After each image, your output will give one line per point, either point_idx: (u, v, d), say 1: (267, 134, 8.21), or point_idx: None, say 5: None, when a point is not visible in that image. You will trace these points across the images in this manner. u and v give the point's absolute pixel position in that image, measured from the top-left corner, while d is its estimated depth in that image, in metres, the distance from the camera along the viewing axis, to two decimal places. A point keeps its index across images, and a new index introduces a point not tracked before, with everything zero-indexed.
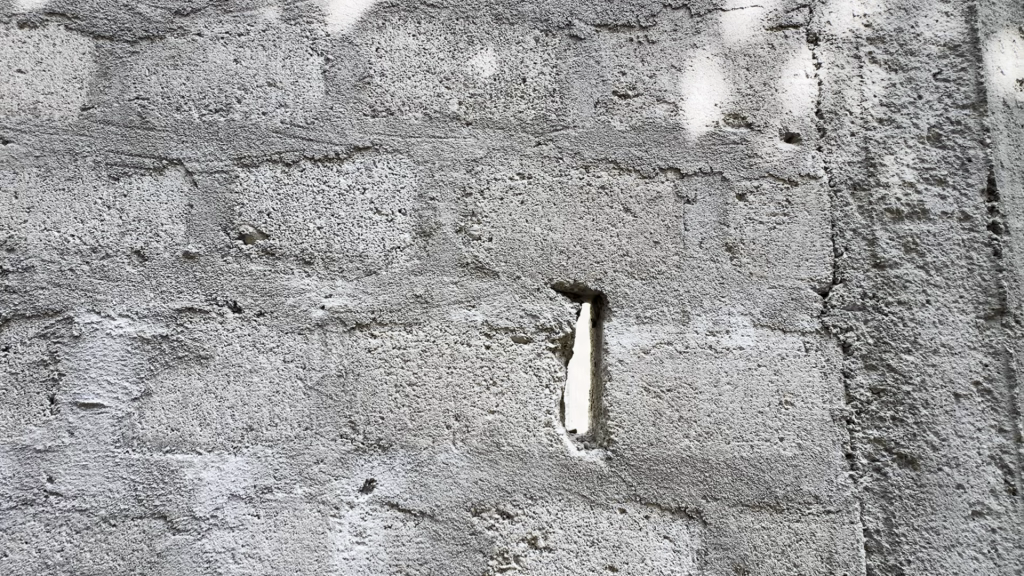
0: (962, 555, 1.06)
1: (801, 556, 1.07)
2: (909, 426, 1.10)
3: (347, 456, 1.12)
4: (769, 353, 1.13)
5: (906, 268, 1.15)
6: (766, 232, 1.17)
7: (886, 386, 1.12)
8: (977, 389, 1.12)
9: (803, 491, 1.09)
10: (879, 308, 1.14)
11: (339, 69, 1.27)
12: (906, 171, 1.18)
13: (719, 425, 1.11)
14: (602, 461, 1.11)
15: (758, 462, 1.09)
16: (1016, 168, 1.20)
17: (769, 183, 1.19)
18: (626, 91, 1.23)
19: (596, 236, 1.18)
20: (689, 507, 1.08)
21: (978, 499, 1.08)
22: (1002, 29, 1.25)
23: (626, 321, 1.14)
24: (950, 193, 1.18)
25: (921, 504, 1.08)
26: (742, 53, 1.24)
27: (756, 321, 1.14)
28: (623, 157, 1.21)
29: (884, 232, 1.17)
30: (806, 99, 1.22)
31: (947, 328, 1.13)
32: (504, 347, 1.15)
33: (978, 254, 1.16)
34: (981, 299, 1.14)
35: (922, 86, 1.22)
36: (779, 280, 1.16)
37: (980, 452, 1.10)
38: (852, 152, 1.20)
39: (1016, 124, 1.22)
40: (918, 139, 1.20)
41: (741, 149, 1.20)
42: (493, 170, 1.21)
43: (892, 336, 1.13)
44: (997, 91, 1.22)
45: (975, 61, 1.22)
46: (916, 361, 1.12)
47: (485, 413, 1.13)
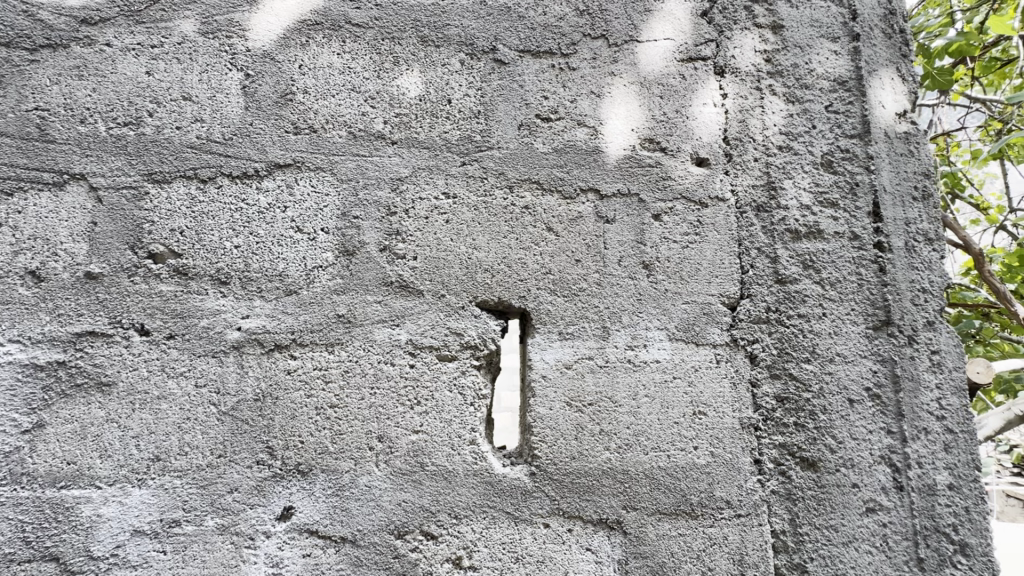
0: (858, 549, 1.15)
1: (714, 560, 1.12)
2: (809, 431, 1.19)
3: (264, 483, 1.08)
4: (684, 365, 1.19)
5: (805, 284, 1.25)
6: (679, 251, 1.24)
7: (789, 394, 1.20)
8: (867, 394, 1.22)
9: (716, 497, 1.14)
10: (781, 321, 1.23)
11: (260, 85, 1.24)
12: (803, 195, 1.29)
13: (638, 436, 1.15)
14: (526, 477, 1.12)
15: (674, 471, 1.14)
16: (897, 192, 1.33)
17: (681, 205, 1.26)
18: (548, 114, 1.28)
19: (519, 255, 1.21)
20: (610, 518, 1.11)
21: (870, 496, 1.18)
22: (883, 68, 1.40)
23: (549, 337, 1.17)
24: (842, 214, 1.29)
25: (821, 503, 1.16)
26: (656, 82, 1.31)
27: (672, 335, 1.19)
28: (546, 177, 1.25)
29: (785, 250, 1.26)
30: (714, 126, 1.31)
31: (842, 338, 1.23)
32: (428, 365, 1.15)
33: (866, 270, 1.27)
34: (870, 311, 1.26)
35: (816, 117, 1.34)
36: (692, 296, 1.22)
37: (872, 453, 1.20)
38: (755, 176, 1.29)
39: (898, 153, 1.36)
40: (813, 165, 1.31)
41: (656, 171, 1.27)
42: (419, 189, 1.22)
43: (793, 347, 1.22)
44: (879, 123, 1.35)
45: (859, 96, 1.35)
46: (815, 370, 1.21)
47: (409, 433, 1.12)
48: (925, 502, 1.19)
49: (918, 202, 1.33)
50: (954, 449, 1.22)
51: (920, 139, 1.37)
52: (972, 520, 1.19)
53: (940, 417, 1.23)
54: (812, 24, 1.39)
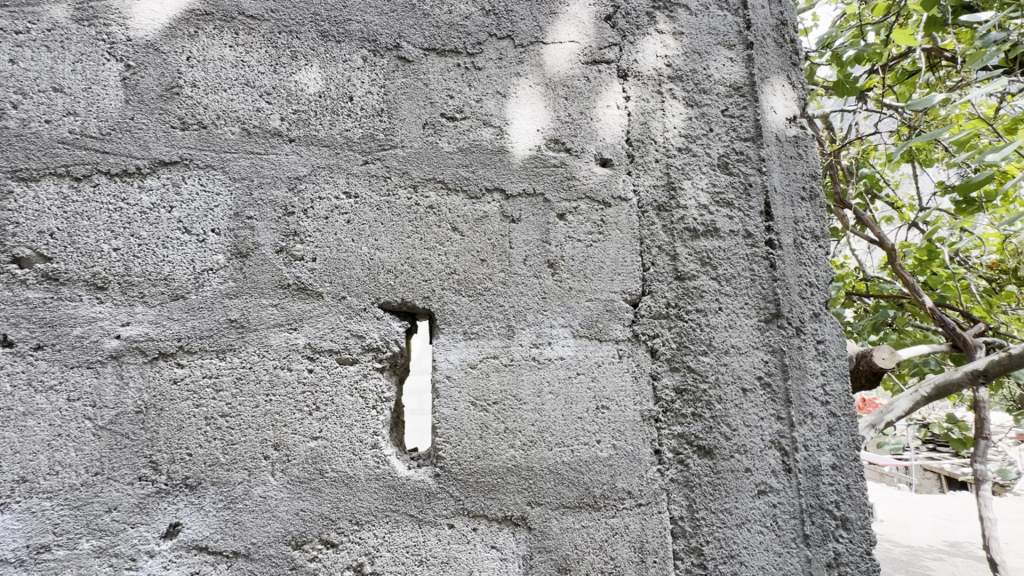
0: (750, 530, 1.22)
1: (616, 549, 1.15)
2: (706, 420, 1.25)
3: (147, 500, 1.02)
4: (588, 361, 1.21)
5: (702, 280, 1.31)
6: (583, 249, 1.26)
7: (688, 385, 1.25)
8: (759, 383, 1.29)
9: (618, 488, 1.18)
10: (680, 316, 1.28)
11: (142, 77, 1.17)
12: (701, 195, 1.35)
13: (542, 432, 1.17)
14: (430, 478, 1.12)
15: (577, 465, 1.17)
16: (787, 192, 1.41)
17: (586, 204, 1.29)
18: (453, 114, 1.28)
19: (423, 255, 1.20)
20: (514, 515, 1.13)
21: (762, 479, 1.25)
22: (775, 75, 1.48)
23: (453, 338, 1.17)
24: (736, 213, 1.36)
25: (717, 488, 1.22)
26: (562, 83, 1.34)
27: (576, 332, 1.22)
28: (451, 177, 1.24)
29: (684, 248, 1.31)
30: (617, 127, 1.35)
31: (736, 331, 1.30)
32: (328, 370, 1.12)
33: (758, 266, 1.35)
34: (762, 305, 1.33)
35: (713, 121, 1.40)
36: (596, 294, 1.25)
37: (763, 438, 1.27)
38: (656, 177, 1.34)
39: (787, 155, 1.44)
40: (710, 167, 1.37)
41: (561, 172, 1.29)
42: (318, 188, 1.19)
43: (691, 341, 1.27)
44: (771, 127, 1.43)
45: (753, 101, 1.43)
46: (711, 362, 1.27)
47: (307, 440, 1.09)
48: (811, 482, 1.27)
49: (806, 202, 1.43)
50: (837, 432, 1.31)
51: (808, 143, 1.47)
52: (852, 497, 1.28)
53: (824, 402, 1.32)
54: (709, 32, 1.46)
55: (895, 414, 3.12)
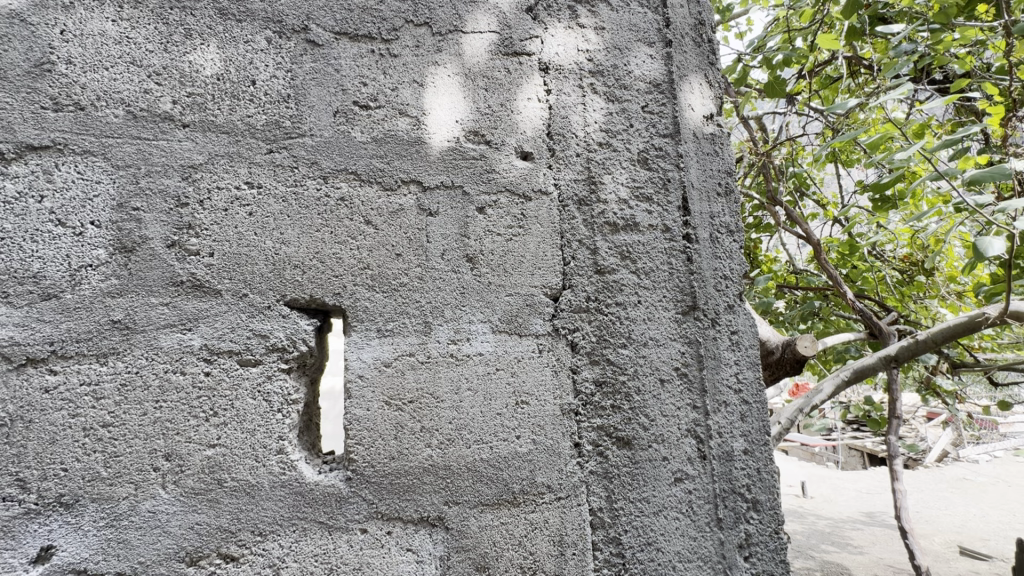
0: (667, 517, 1.25)
1: (535, 544, 1.15)
2: (624, 411, 1.26)
3: (13, 522, 0.93)
4: (507, 356, 1.20)
5: (622, 273, 1.32)
6: (503, 243, 1.25)
7: (607, 377, 1.27)
8: (676, 373, 1.32)
9: (537, 482, 1.18)
10: (599, 310, 1.29)
11: (5, 50, 1.04)
12: (621, 189, 1.37)
13: (460, 430, 1.15)
14: (341, 482, 1.07)
15: (496, 462, 1.16)
16: (704, 188, 1.46)
17: (506, 198, 1.27)
18: (367, 102, 1.22)
19: (334, 250, 1.14)
20: (431, 516, 1.10)
21: (678, 467, 1.28)
22: (693, 74, 1.52)
23: (366, 335, 1.13)
24: (655, 208, 1.39)
25: (635, 478, 1.24)
26: (481, 74, 1.32)
27: (495, 327, 1.21)
28: (364, 168, 1.19)
29: (604, 242, 1.33)
30: (537, 121, 1.34)
31: (654, 323, 1.33)
32: (227, 372, 1.04)
33: (676, 260, 1.38)
34: (679, 297, 1.36)
35: (633, 117, 1.42)
36: (516, 288, 1.24)
37: (680, 427, 1.30)
38: (577, 171, 1.34)
39: (704, 152, 1.49)
40: (630, 162, 1.39)
41: (481, 164, 1.27)
42: (215, 177, 1.11)
43: (611, 334, 1.29)
44: (688, 124, 1.47)
45: (671, 99, 1.46)
46: (630, 354, 1.29)
47: (203, 449, 1.01)
48: (724, 468, 1.32)
49: (721, 198, 1.48)
50: (748, 418, 1.37)
51: (723, 141, 1.52)
52: (763, 479, 1.35)
53: (737, 390, 1.37)
54: (630, 28, 1.48)
55: (820, 397, 3.32)
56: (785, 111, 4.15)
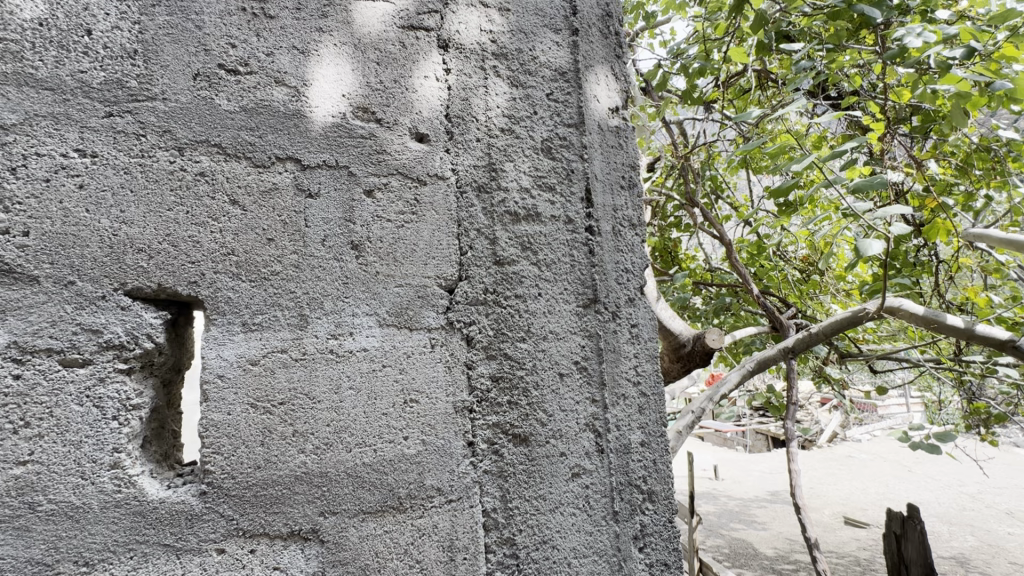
0: (564, 514, 1.23)
1: (423, 551, 1.08)
2: (522, 408, 1.22)
3: None
4: (395, 352, 1.12)
5: (522, 265, 1.28)
6: (393, 230, 1.16)
7: (504, 372, 1.22)
8: (575, 367, 1.30)
9: (426, 485, 1.11)
10: (498, 302, 1.24)
11: None
12: (523, 178, 1.32)
13: (339, 433, 1.05)
14: (193, 498, 0.94)
15: (380, 466, 1.07)
16: (607, 180, 1.45)
17: (397, 181, 1.18)
18: (236, 66, 1.09)
19: (190, 232, 1.00)
20: (303, 529, 1.00)
21: (576, 462, 1.26)
22: (599, 65, 1.51)
23: (229, 329, 1.01)
24: (558, 198, 1.36)
25: (532, 475, 1.21)
26: (373, 46, 1.22)
27: (382, 321, 1.12)
28: (230, 141, 1.06)
29: (504, 232, 1.27)
30: (435, 101, 1.26)
31: (554, 316, 1.30)
32: (44, 375, 0.89)
33: (578, 252, 1.36)
34: (581, 290, 1.34)
35: (537, 104, 1.38)
36: (406, 278, 1.16)
37: (579, 422, 1.28)
38: (477, 157, 1.28)
39: (609, 145, 1.48)
40: (533, 150, 1.35)
41: (369, 144, 1.17)
42: (35, 141, 0.94)
43: (509, 327, 1.24)
44: (593, 115, 1.46)
45: (577, 88, 1.44)
46: (529, 348, 1.25)
47: (10, 466, 0.86)
48: (621, 461, 1.32)
49: (625, 190, 1.47)
50: (646, 411, 1.38)
51: (628, 134, 1.52)
52: (658, 470, 1.36)
53: (636, 383, 1.38)
54: (536, 13, 1.43)
55: (727, 388, 3.50)
56: (701, 118, 4.35)
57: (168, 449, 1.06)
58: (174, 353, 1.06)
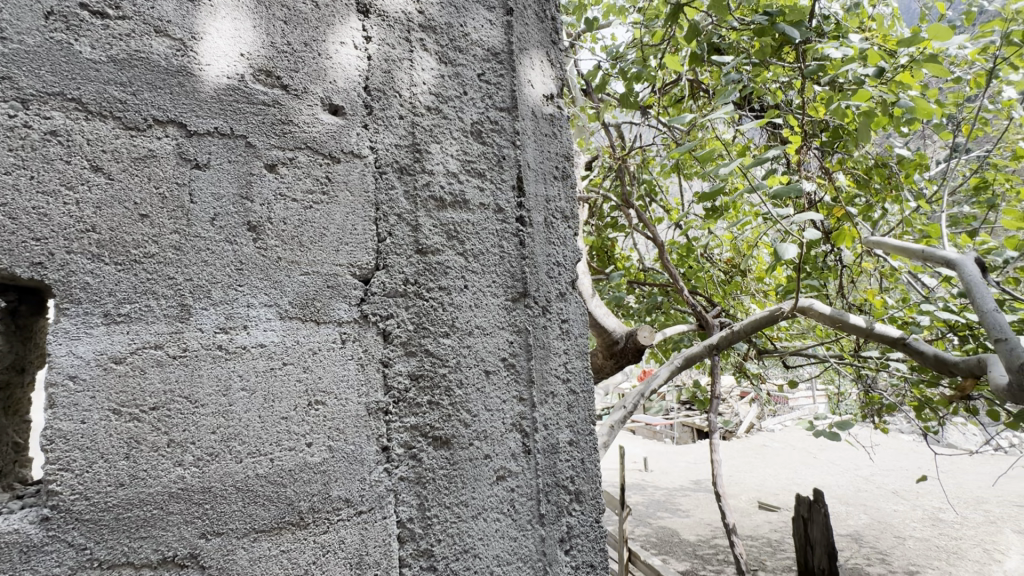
0: (486, 520, 1.15)
1: (326, 571, 0.97)
2: (443, 408, 1.13)
3: None
4: (299, 348, 1.00)
5: (447, 255, 1.19)
6: (299, 212, 1.03)
7: (424, 371, 1.12)
8: (502, 363, 1.23)
9: (331, 497, 0.99)
10: (419, 294, 1.14)
11: None
12: (450, 161, 1.23)
13: (228, 441, 0.91)
14: (32, 527, 0.78)
15: (277, 477, 0.95)
16: (540, 169, 1.39)
17: (306, 156, 1.06)
18: (104, 8, 0.92)
19: (35, 202, 0.83)
20: (178, 555, 0.86)
21: (501, 464, 1.19)
22: (534, 49, 1.44)
23: (87, 319, 0.84)
24: (487, 186, 1.28)
25: (453, 481, 1.12)
26: (279, 3, 1.08)
27: (284, 313, 0.99)
28: (93, 95, 0.89)
29: (428, 218, 1.18)
30: (353, 71, 1.14)
31: (481, 311, 1.22)
32: None
33: (508, 243, 1.29)
34: (509, 284, 1.27)
35: (467, 84, 1.29)
36: (314, 266, 1.03)
37: (504, 422, 1.21)
38: (399, 135, 1.17)
39: (542, 133, 1.42)
40: (462, 132, 1.26)
41: (272, 113, 1.04)
42: None
43: (431, 321, 1.14)
44: (527, 101, 1.39)
45: (510, 70, 1.37)
46: (452, 344, 1.16)
47: None
48: (548, 461, 1.27)
49: (558, 181, 1.42)
50: (575, 409, 1.33)
51: (562, 123, 1.47)
52: (586, 469, 1.33)
53: (565, 380, 1.33)
54: None
55: (657, 383, 3.59)
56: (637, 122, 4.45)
57: (10, 465, 0.89)
58: (13, 350, 0.89)
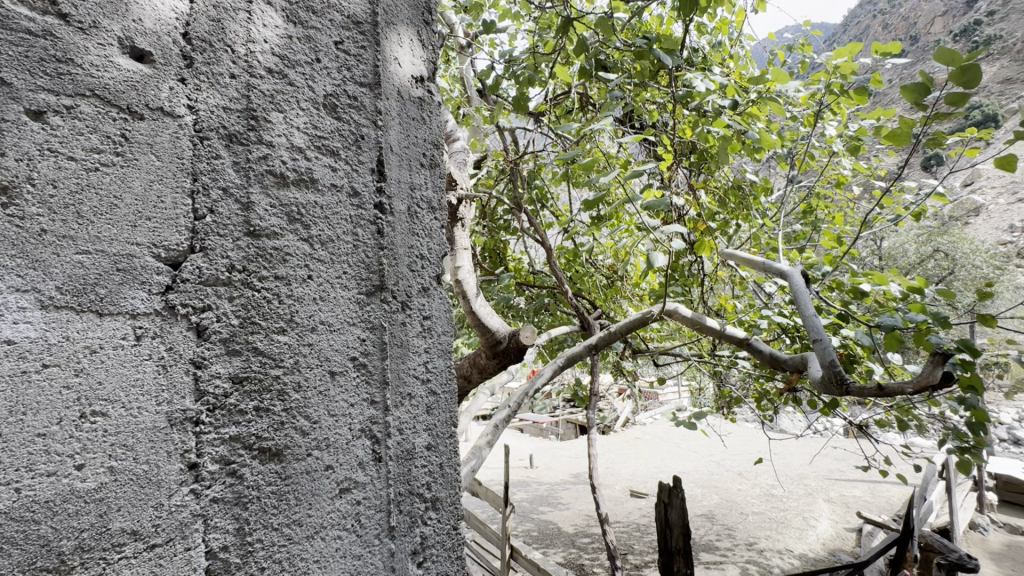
0: (326, 539, 1.03)
1: None
2: (275, 415, 0.98)
3: None
4: (70, 347, 0.80)
5: (287, 239, 1.04)
6: (79, 175, 0.83)
7: (250, 373, 0.96)
8: (351, 363, 1.11)
9: (111, 531, 0.81)
10: (248, 284, 0.98)
11: None
12: (295, 134, 1.08)
13: None
14: None
15: (26, 512, 0.75)
16: (404, 155, 1.29)
17: (92, 106, 0.86)
18: None
19: None
20: None
21: (345, 476, 1.07)
22: (403, 26, 1.35)
23: None
24: (341, 166, 1.15)
25: (284, 498, 0.98)
26: None
27: (48, 302, 0.79)
28: None
29: (264, 196, 1.02)
30: (168, 12, 0.96)
31: (327, 305, 1.08)
32: None
33: (363, 231, 1.16)
34: (363, 275, 1.15)
35: (321, 50, 1.15)
36: (98, 244, 0.84)
37: (352, 428, 1.09)
38: (229, 97, 1.01)
39: (409, 116, 1.32)
40: (312, 103, 1.12)
41: (43, 45, 0.82)
42: None
43: (261, 315, 0.99)
44: (393, 80, 1.29)
45: (374, 44, 1.25)
46: (289, 342, 1.01)
47: None
48: (402, 468, 1.18)
49: (424, 169, 1.34)
50: (434, 411, 1.26)
51: (432, 109, 1.39)
52: (444, 475, 1.26)
53: (425, 380, 1.24)
54: None
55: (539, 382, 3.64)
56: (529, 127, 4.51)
57: None
58: None
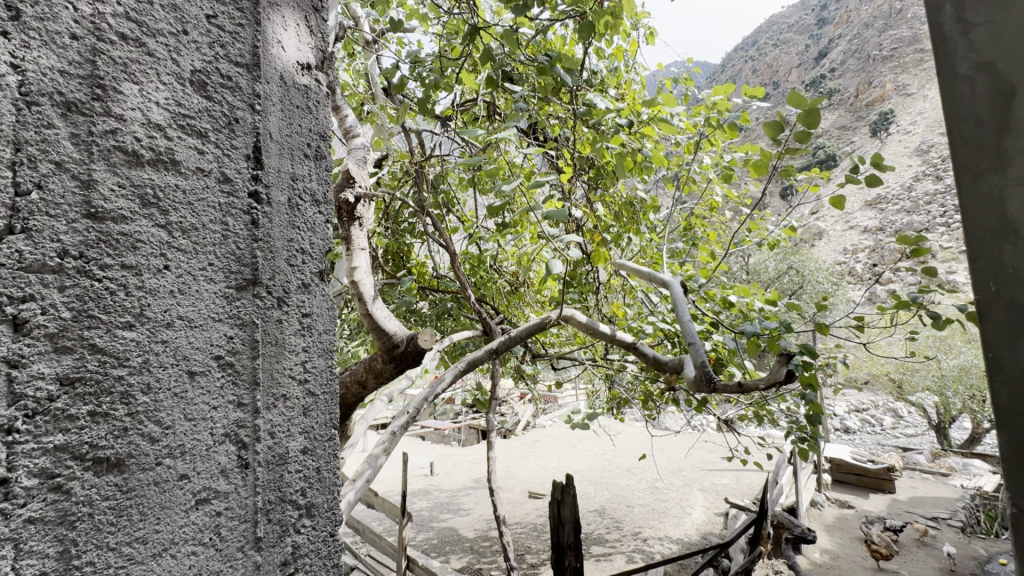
0: (177, 556, 0.94)
1: None
2: (115, 420, 0.88)
3: None
4: None
5: (138, 225, 0.93)
6: None
7: (85, 373, 0.85)
8: (215, 363, 1.02)
9: None
10: (85, 272, 0.86)
11: None
12: (153, 110, 0.98)
13: None
14: None
15: None
16: (285, 143, 1.22)
17: None
18: None
19: None
20: None
21: (203, 486, 0.98)
22: (288, 9, 1.28)
23: None
24: (210, 149, 1.06)
25: (125, 513, 0.88)
26: None
27: None
28: None
29: (111, 175, 0.91)
30: None
31: (186, 299, 0.99)
32: None
33: (233, 220, 1.08)
34: (233, 268, 1.07)
35: (190, 22, 1.06)
36: None
37: (213, 432, 1.01)
38: (68, 60, 0.89)
39: (292, 104, 1.26)
40: (175, 78, 1.02)
41: None
42: None
43: (102, 307, 0.88)
44: (275, 64, 1.22)
45: (253, 24, 1.17)
46: (137, 338, 0.91)
47: None
48: (272, 475, 1.10)
49: (308, 159, 1.27)
50: (312, 412, 1.20)
51: (318, 99, 1.34)
52: (320, 480, 1.20)
53: (302, 381, 1.18)
54: None
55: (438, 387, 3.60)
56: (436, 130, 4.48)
57: None
58: None
